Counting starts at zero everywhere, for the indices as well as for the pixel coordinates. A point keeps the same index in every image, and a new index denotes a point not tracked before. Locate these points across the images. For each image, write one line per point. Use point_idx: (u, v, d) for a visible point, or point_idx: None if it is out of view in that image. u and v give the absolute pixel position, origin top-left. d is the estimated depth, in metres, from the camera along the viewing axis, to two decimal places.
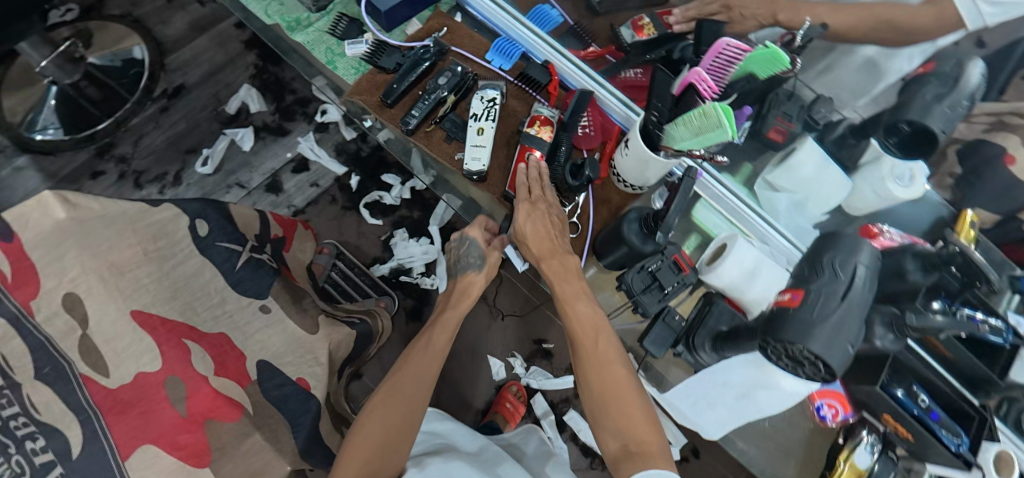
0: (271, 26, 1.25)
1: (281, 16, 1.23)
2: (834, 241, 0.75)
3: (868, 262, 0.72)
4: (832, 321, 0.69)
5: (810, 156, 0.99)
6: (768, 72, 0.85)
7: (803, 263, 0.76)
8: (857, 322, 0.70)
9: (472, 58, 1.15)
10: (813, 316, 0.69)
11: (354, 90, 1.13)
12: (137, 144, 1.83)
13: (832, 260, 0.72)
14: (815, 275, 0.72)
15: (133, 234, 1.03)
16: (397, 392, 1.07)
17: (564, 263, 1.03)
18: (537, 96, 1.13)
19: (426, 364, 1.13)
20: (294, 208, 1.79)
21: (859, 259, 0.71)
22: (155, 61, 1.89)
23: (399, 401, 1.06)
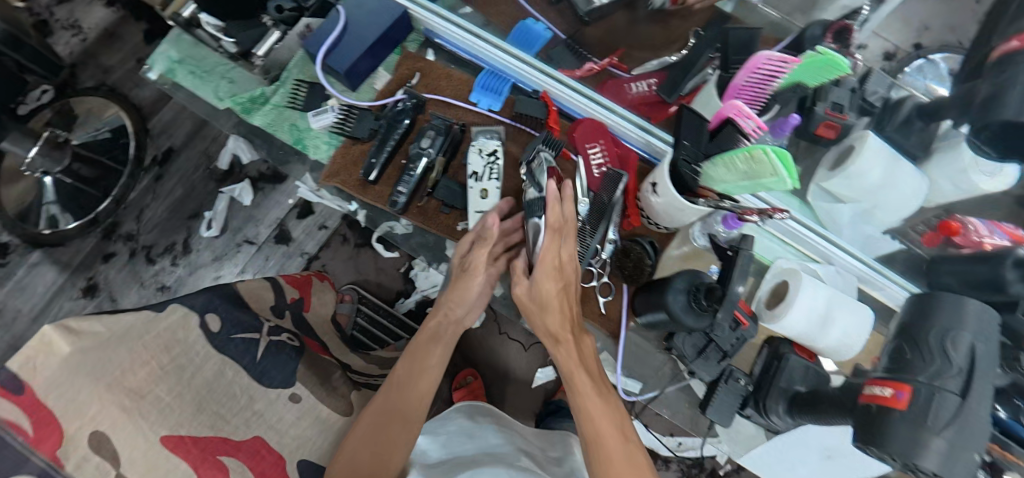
0: (223, 109, 1.22)
1: (234, 98, 1.21)
2: (933, 313, 0.72)
3: (979, 341, 0.68)
4: (956, 424, 0.65)
5: (877, 160, 0.81)
6: (817, 80, 0.80)
7: (903, 347, 0.73)
8: (978, 416, 0.66)
9: (455, 104, 1.12)
10: (930, 420, 0.65)
11: (329, 173, 1.14)
12: (140, 218, 1.78)
13: (936, 342, 0.70)
14: (925, 362, 0.69)
15: (143, 347, 0.96)
16: (395, 409, 0.99)
17: (581, 348, 0.93)
18: (538, 133, 1.09)
19: (397, 395, 1.00)
20: (308, 255, 1.72)
21: (968, 341, 0.68)
22: (140, 128, 1.83)
23: (377, 414, 0.97)
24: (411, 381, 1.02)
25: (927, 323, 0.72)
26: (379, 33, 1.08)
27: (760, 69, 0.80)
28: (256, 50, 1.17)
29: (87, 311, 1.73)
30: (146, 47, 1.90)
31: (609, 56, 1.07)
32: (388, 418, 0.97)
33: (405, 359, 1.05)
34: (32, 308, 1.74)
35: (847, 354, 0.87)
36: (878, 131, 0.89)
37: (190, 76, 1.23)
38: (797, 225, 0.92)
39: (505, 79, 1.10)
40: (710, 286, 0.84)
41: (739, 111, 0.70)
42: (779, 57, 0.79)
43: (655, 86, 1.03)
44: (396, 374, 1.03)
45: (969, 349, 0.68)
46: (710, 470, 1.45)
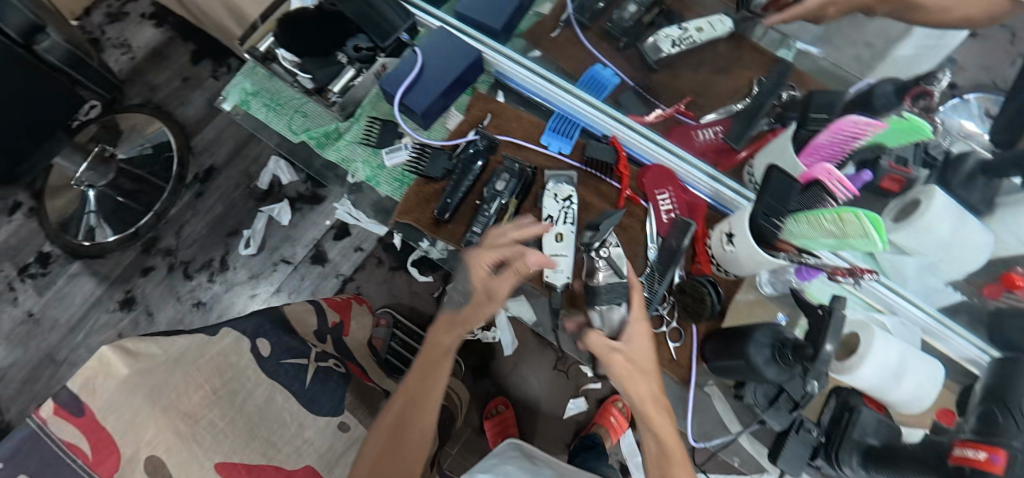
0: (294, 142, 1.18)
1: (306, 131, 1.15)
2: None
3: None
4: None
5: (944, 214, 0.78)
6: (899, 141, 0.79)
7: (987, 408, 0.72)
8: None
9: (524, 147, 1.03)
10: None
11: (402, 213, 1.02)
12: (179, 234, 1.81)
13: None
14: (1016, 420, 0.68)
15: (196, 370, 0.98)
16: (400, 424, 0.93)
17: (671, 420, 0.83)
18: (609, 178, 1.00)
19: (409, 419, 0.94)
20: (343, 277, 1.73)
21: None
22: (183, 146, 1.87)
23: (392, 435, 0.92)
24: (422, 398, 0.96)
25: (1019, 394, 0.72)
26: (458, 75, 1.04)
27: (842, 132, 0.80)
28: (330, 85, 1.08)
29: (123, 323, 1.75)
30: (192, 67, 1.96)
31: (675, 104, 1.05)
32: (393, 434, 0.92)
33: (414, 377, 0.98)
34: (69, 319, 1.76)
35: (919, 409, 0.85)
36: (942, 187, 0.85)
37: (263, 108, 1.18)
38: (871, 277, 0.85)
39: (576, 123, 1.05)
40: (797, 343, 0.78)
41: (830, 174, 0.69)
42: (864, 121, 0.79)
43: (722, 133, 0.99)
44: (406, 391, 0.97)
45: None
46: None
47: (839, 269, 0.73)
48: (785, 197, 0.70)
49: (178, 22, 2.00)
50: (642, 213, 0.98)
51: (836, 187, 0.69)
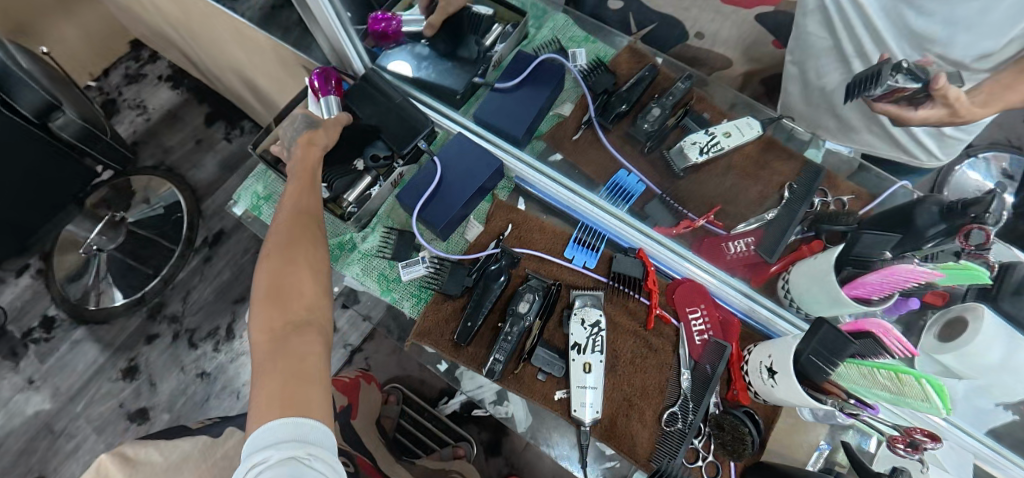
0: (243, 216, 0.92)
1: (255, 204, 0.90)
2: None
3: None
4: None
5: (997, 336, 0.72)
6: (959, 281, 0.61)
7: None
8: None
9: (548, 259, 0.78)
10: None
11: (414, 335, 0.76)
12: (186, 299, 1.78)
13: None
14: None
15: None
16: (283, 303, 0.66)
17: None
18: (638, 295, 0.76)
19: (290, 315, 0.65)
20: (351, 347, 1.67)
21: None
22: (193, 209, 1.86)
23: (275, 325, 0.64)
24: (291, 288, 0.67)
25: None
26: (482, 180, 0.80)
27: (893, 280, 0.59)
28: (346, 195, 0.80)
29: (125, 393, 1.70)
30: (205, 129, 1.96)
31: (706, 213, 0.82)
32: (269, 296, 0.66)
33: (269, 267, 0.67)
34: (70, 388, 1.71)
35: None
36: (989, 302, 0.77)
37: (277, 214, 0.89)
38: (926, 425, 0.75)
39: (598, 236, 0.80)
40: None
41: (888, 331, 0.57)
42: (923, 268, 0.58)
43: (755, 245, 0.77)
44: (267, 277, 0.67)
45: None
46: None
47: (899, 437, 0.65)
48: (840, 346, 0.59)
49: (193, 85, 2.02)
50: (675, 349, 0.74)
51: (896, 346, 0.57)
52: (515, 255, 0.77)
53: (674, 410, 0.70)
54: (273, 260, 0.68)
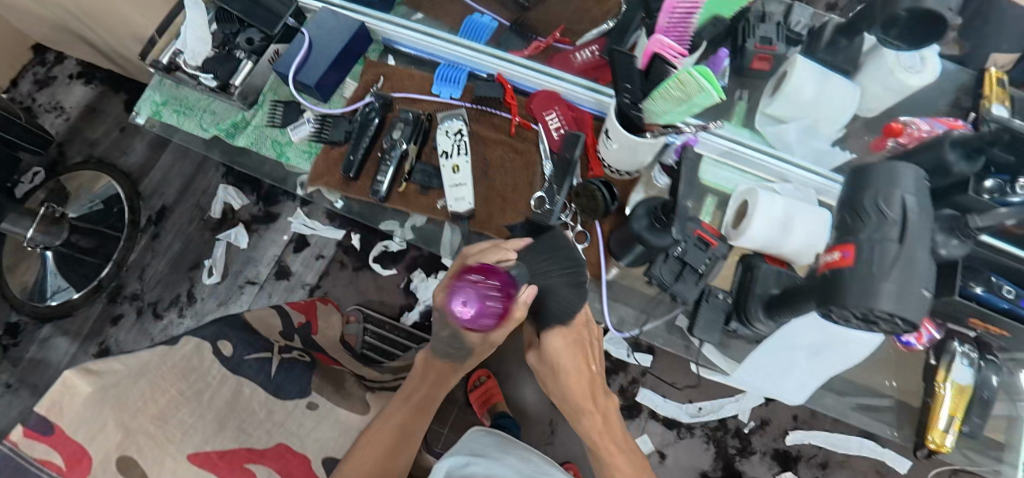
0: (144, 125, 0.99)
1: (155, 108, 0.96)
2: (864, 176, 0.54)
3: (921, 194, 0.51)
4: (901, 265, 0.48)
5: (808, 76, 0.78)
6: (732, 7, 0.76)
7: (841, 207, 0.55)
8: (931, 251, 0.49)
9: (419, 98, 0.87)
10: (880, 268, 0.49)
11: (310, 182, 0.85)
12: (142, 277, 1.83)
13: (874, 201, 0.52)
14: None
15: (162, 377, 0.97)
16: None
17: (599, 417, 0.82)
18: (500, 111, 0.85)
19: (390, 431, 0.93)
20: (309, 285, 1.75)
21: (904, 189, 0.50)
22: (131, 193, 1.88)
23: None
24: None
25: (860, 183, 0.54)
26: (345, 41, 0.87)
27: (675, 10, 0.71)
28: (231, 79, 0.89)
29: None
30: (128, 116, 1.98)
31: (552, 35, 0.90)
32: None
33: None
34: (49, 382, 1.77)
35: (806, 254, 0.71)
36: (808, 54, 0.84)
37: (176, 115, 0.95)
38: (757, 166, 0.82)
39: (460, 68, 0.88)
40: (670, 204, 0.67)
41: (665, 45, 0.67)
42: None
43: (598, 51, 0.85)
44: None
45: (903, 204, 0.50)
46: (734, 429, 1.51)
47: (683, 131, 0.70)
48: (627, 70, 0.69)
49: (107, 76, 2.03)
50: (537, 146, 0.82)
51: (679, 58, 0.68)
52: (387, 98, 0.86)
53: (541, 194, 0.78)
54: None
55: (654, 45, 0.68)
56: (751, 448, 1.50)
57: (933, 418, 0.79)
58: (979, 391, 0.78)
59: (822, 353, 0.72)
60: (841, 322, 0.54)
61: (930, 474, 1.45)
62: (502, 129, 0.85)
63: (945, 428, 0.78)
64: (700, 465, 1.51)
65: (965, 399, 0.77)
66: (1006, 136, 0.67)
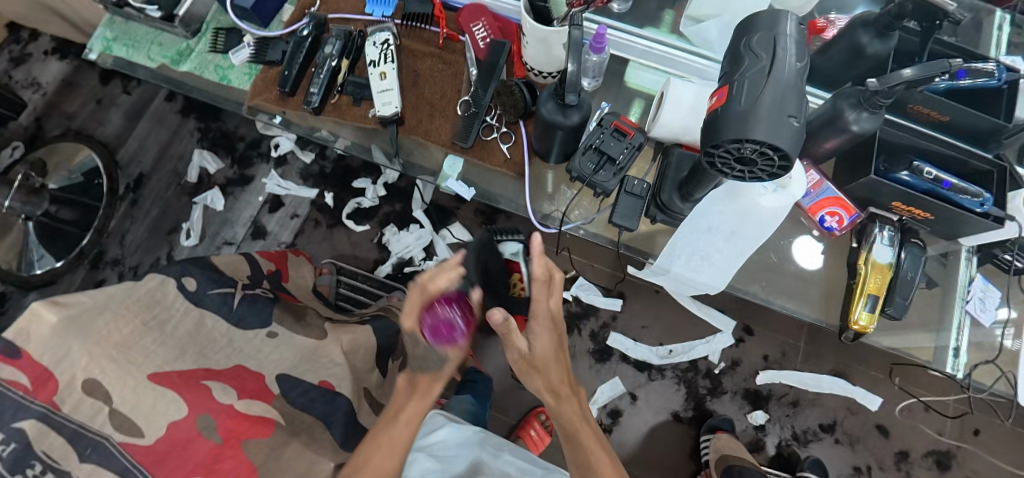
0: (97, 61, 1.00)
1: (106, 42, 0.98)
2: (748, 26, 0.54)
3: (798, 36, 0.52)
4: (769, 95, 0.49)
5: None
6: None
7: (725, 60, 0.56)
8: (803, 86, 0.50)
9: (353, 18, 0.90)
10: (750, 100, 0.49)
11: (248, 100, 0.88)
12: (123, 243, 1.76)
13: (750, 43, 0.52)
14: (816, 120, 0.73)
15: (127, 310, 0.88)
16: None
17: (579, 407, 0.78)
18: (430, 27, 0.88)
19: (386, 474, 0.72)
20: (284, 244, 1.73)
21: (779, 29, 0.51)
22: (109, 162, 1.79)
23: None
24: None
25: (742, 31, 0.54)
26: None
27: None
28: (175, 10, 0.91)
29: None
30: (103, 88, 1.89)
31: None
32: None
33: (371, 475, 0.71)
34: None
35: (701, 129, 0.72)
36: None
37: (126, 48, 0.97)
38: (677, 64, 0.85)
39: None
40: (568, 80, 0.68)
41: None
42: None
43: None
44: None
45: (775, 43, 0.51)
46: (705, 370, 1.40)
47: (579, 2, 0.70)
48: None
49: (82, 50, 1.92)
50: (464, 57, 0.85)
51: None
52: (318, 16, 0.88)
53: (467, 99, 0.82)
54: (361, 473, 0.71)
55: None
56: (722, 389, 1.39)
57: (857, 300, 0.79)
58: (904, 272, 0.79)
59: (735, 233, 0.74)
60: (722, 170, 0.55)
61: (903, 405, 1.37)
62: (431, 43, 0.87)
63: (870, 309, 0.78)
64: (670, 405, 1.39)
65: (886, 277, 0.78)
66: (910, 8, 0.65)
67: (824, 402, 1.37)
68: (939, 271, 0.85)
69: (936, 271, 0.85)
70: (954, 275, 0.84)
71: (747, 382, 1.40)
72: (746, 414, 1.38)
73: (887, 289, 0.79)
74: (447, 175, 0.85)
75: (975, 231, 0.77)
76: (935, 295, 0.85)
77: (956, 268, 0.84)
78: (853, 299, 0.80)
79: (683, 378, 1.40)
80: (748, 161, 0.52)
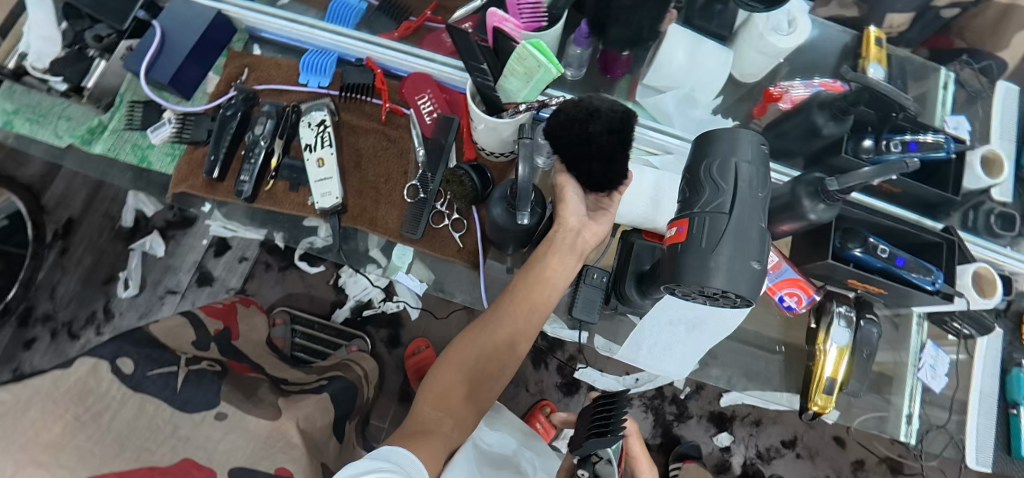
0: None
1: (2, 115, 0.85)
2: (706, 143, 0.53)
3: (759, 162, 0.50)
4: (730, 238, 0.48)
5: (679, 42, 0.75)
6: None
7: (682, 178, 0.54)
8: (765, 220, 0.50)
9: (285, 89, 0.83)
10: (709, 242, 0.49)
11: (172, 185, 0.81)
12: (54, 295, 1.38)
13: (709, 168, 0.51)
14: (773, 202, 0.72)
15: (55, 405, 0.69)
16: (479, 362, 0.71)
17: None
18: (371, 98, 0.81)
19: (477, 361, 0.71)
20: (235, 291, 1.40)
21: (733, 159, 0.50)
22: (32, 206, 1.40)
23: (454, 385, 0.69)
24: (495, 338, 0.71)
25: (701, 155, 0.52)
26: (198, 33, 0.81)
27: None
28: (85, 81, 0.83)
29: None
30: None
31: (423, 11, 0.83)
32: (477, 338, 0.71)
33: (496, 323, 0.71)
34: None
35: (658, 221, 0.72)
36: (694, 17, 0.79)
37: (30, 124, 0.85)
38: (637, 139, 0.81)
39: (327, 52, 0.82)
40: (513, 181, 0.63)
41: (500, 18, 0.64)
42: None
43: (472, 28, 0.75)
44: (483, 332, 0.71)
45: (734, 175, 0.50)
46: (670, 396, 1.33)
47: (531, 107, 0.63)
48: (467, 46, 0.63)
49: None
50: (410, 133, 0.79)
51: (515, 28, 0.66)
52: (246, 88, 0.80)
53: (415, 183, 0.77)
54: (478, 335, 0.71)
55: (492, 21, 0.65)
56: (688, 413, 1.33)
57: (817, 383, 0.81)
58: (861, 350, 0.81)
59: (698, 326, 0.73)
60: (685, 298, 0.54)
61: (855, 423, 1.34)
62: (374, 117, 0.81)
63: (828, 392, 0.80)
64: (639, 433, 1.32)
65: (844, 359, 0.80)
66: (865, 96, 0.65)
67: (785, 418, 1.34)
68: (894, 335, 0.89)
69: (889, 334, 0.89)
70: (907, 339, 0.88)
71: (712, 405, 1.34)
72: (711, 437, 1.33)
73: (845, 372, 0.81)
74: (397, 266, 0.80)
75: (923, 303, 0.79)
76: (891, 349, 0.89)
77: (908, 332, 0.88)
78: (812, 381, 0.81)
79: (649, 405, 1.33)
80: (707, 295, 0.52)
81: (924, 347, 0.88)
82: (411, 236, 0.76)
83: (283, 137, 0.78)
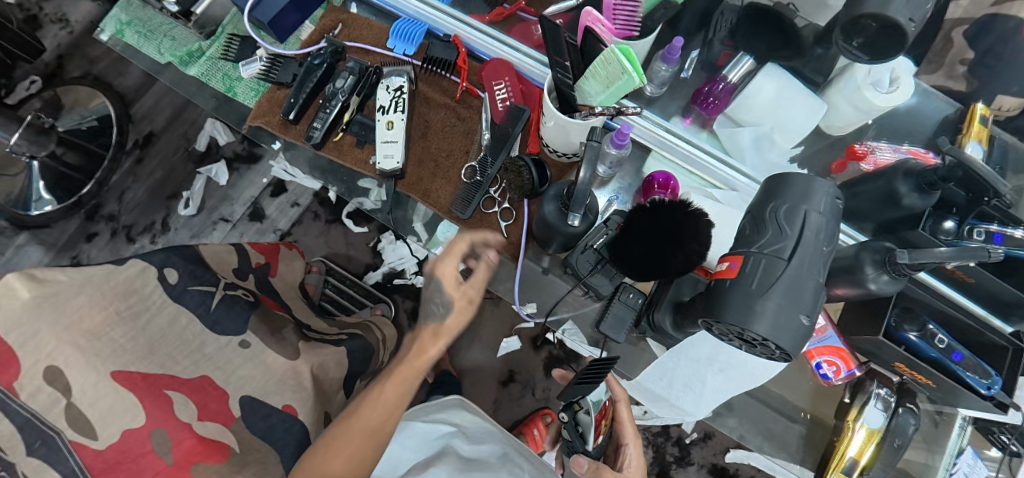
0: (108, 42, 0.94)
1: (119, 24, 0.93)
2: (780, 184, 0.51)
3: (831, 215, 0.49)
4: (783, 286, 0.47)
5: (768, 81, 0.75)
6: None
7: (746, 217, 0.53)
8: (824, 278, 0.48)
9: (373, 50, 0.85)
10: (761, 285, 0.48)
11: (251, 118, 0.85)
12: (121, 198, 1.46)
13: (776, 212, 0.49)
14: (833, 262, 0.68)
15: (102, 296, 0.72)
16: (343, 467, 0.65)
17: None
18: (450, 75, 0.83)
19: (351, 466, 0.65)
20: (281, 232, 1.45)
21: (802, 206, 0.48)
22: (121, 114, 1.49)
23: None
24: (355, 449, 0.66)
25: (770, 196, 0.51)
26: None
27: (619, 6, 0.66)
28: (194, 8, 0.87)
29: None
30: None
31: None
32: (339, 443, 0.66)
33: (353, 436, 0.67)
34: None
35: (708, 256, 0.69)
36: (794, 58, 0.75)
37: (138, 37, 0.92)
38: (703, 169, 0.79)
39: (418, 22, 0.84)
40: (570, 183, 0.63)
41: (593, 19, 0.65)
42: None
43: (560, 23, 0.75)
44: (342, 441, 0.66)
45: (801, 224, 0.49)
46: (675, 437, 1.30)
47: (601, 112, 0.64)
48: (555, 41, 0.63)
49: None
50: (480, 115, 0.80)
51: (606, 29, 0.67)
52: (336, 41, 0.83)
53: (474, 165, 0.79)
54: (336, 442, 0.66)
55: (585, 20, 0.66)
56: (689, 459, 1.29)
57: (838, 459, 0.77)
58: (891, 437, 0.75)
59: (724, 369, 0.72)
60: (722, 337, 0.53)
61: None
62: (448, 93, 0.83)
63: (847, 472, 0.76)
64: None
65: (870, 442, 0.75)
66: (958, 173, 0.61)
67: None
68: (931, 431, 0.82)
69: (925, 428, 0.82)
70: (943, 439, 0.81)
71: (716, 458, 1.30)
72: None
73: (870, 457, 0.76)
74: (439, 239, 0.81)
75: (974, 407, 0.72)
76: (922, 448, 0.83)
77: (948, 434, 0.80)
78: (832, 459, 0.77)
79: (651, 441, 1.30)
80: (747, 340, 0.50)
81: (963, 454, 0.81)
82: (461, 217, 0.77)
83: (360, 94, 0.81)
